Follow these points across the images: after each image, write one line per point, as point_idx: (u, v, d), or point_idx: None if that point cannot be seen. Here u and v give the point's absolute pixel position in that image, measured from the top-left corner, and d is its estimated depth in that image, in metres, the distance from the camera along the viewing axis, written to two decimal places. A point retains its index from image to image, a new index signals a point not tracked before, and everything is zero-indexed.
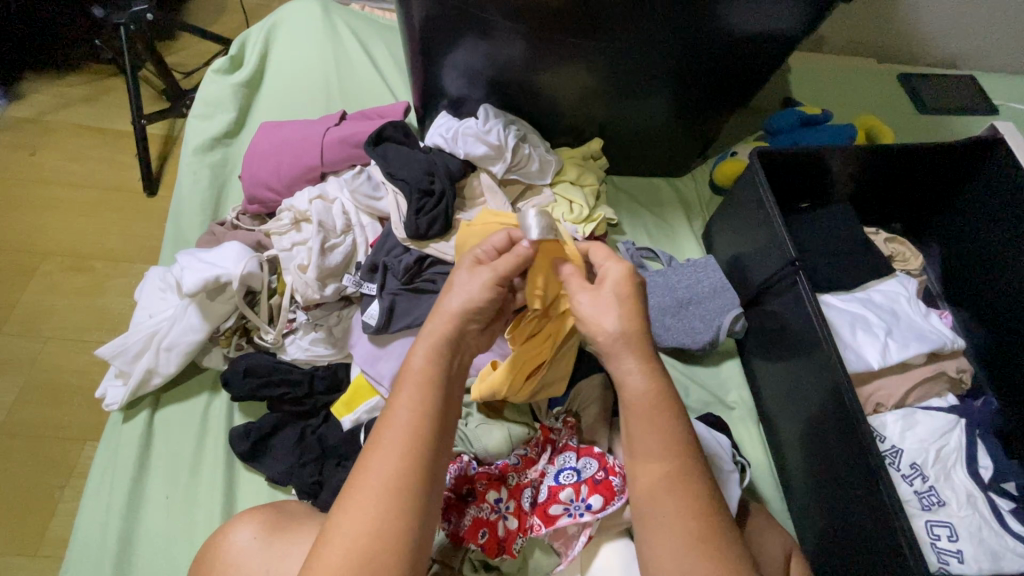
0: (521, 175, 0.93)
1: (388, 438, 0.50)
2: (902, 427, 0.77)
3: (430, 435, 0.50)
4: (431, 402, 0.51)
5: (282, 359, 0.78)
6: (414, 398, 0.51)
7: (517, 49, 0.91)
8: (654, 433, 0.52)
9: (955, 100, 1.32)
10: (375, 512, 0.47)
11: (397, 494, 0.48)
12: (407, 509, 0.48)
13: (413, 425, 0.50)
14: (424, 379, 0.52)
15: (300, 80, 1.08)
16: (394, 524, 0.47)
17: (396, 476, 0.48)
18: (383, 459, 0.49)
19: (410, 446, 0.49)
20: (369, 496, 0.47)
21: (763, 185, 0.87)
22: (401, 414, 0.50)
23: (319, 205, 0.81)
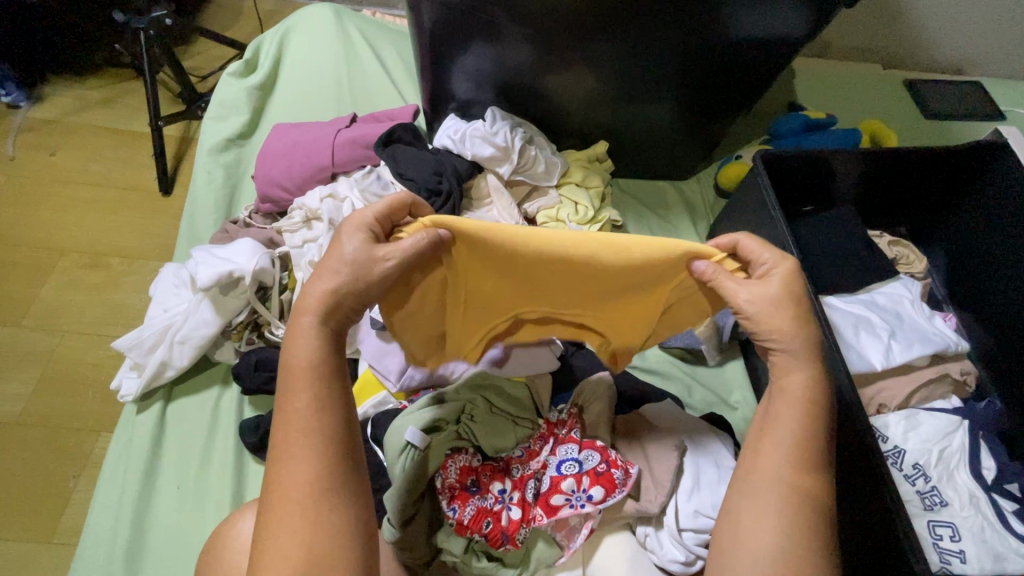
0: (527, 176, 0.95)
1: (290, 446, 0.49)
2: (906, 427, 0.78)
3: (333, 416, 0.51)
4: (329, 392, 0.51)
5: None
6: (311, 393, 0.50)
7: (525, 54, 0.93)
8: (790, 429, 0.54)
9: (962, 106, 1.33)
10: (296, 516, 0.48)
11: (310, 490, 0.48)
12: (321, 503, 0.48)
13: (307, 427, 0.50)
14: (316, 365, 0.51)
15: (313, 84, 1.11)
16: (312, 520, 0.48)
17: (306, 476, 0.49)
18: (297, 462, 0.49)
19: (314, 446, 0.49)
20: (288, 503, 0.48)
21: (766, 187, 0.88)
22: (296, 418, 0.50)
23: (330, 204, 0.83)
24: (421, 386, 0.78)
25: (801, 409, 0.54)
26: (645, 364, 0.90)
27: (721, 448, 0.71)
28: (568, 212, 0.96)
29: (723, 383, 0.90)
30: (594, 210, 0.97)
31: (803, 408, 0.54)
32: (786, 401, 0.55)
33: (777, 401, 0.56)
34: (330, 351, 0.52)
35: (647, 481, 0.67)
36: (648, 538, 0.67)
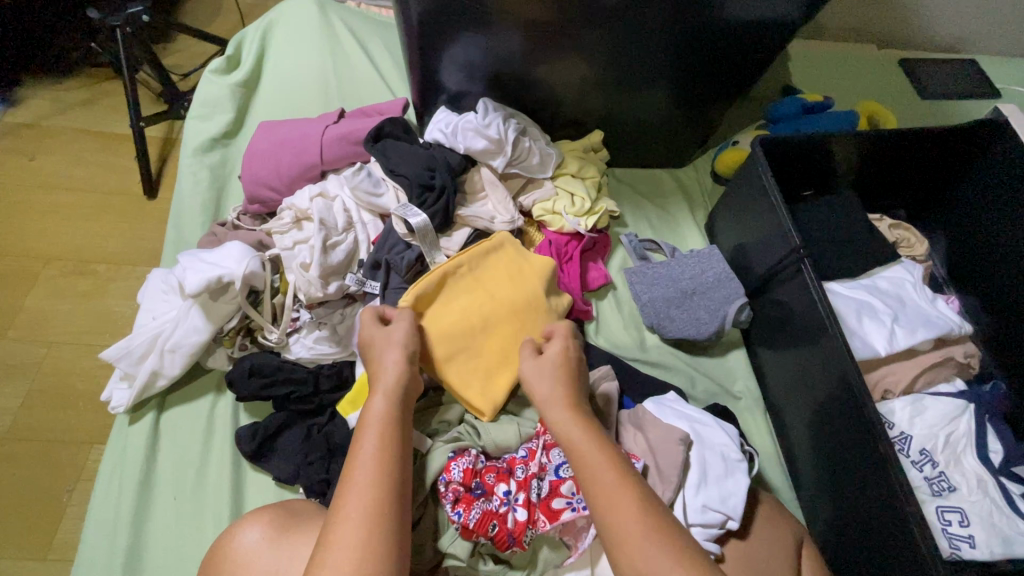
0: (521, 168, 0.93)
1: (354, 486, 0.54)
2: (911, 413, 0.77)
3: (395, 464, 0.56)
4: (393, 442, 0.58)
5: (287, 357, 0.78)
6: (379, 440, 0.57)
7: (517, 43, 0.90)
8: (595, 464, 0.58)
9: (956, 85, 1.32)
10: (356, 534, 0.51)
11: (375, 518, 0.52)
12: (386, 532, 0.52)
13: (380, 457, 0.56)
14: (385, 419, 0.59)
15: (298, 79, 1.08)
16: (372, 546, 0.50)
17: (374, 502, 0.53)
18: (355, 497, 0.53)
19: (382, 478, 0.54)
20: (352, 520, 0.52)
21: (766, 171, 0.86)
22: (368, 456, 0.56)
23: (320, 203, 0.78)
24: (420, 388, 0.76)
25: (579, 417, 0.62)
26: (646, 355, 0.91)
27: (730, 441, 0.70)
28: (564, 205, 0.95)
29: (726, 373, 0.91)
30: (591, 201, 0.95)
31: (575, 421, 0.62)
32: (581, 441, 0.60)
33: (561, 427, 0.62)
34: (401, 407, 0.61)
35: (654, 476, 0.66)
36: None
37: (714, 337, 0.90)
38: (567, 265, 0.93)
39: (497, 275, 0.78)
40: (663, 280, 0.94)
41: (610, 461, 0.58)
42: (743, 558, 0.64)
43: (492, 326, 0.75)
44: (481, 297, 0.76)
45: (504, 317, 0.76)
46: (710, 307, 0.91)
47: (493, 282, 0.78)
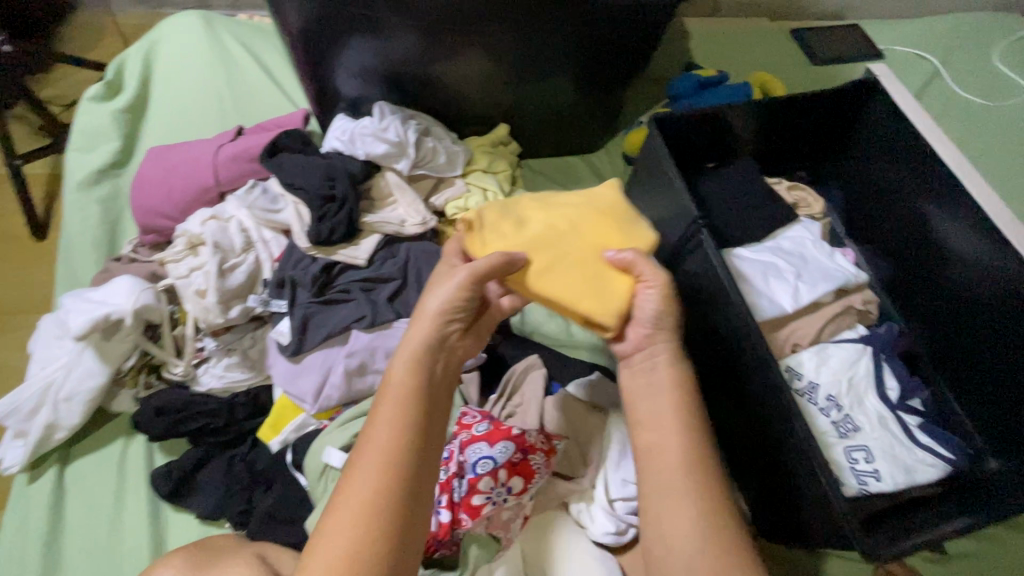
0: (429, 169, 0.93)
1: (366, 460, 0.52)
2: (817, 362, 0.81)
3: (405, 438, 0.54)
4: (409, 413, 0.55)
5: (197, 390, 0.74)
6: (396, 412, 0.55)
7: (407, 43, 0.89)
8: (668, 446, 0.59)
9: (844, 49, 1.40)
10: (351, 517, 0.50)
11: (378, 494, 0.51)
12: (383, 518, 0.50)
13: (393, 439, 0.54)
14: (406, 387, 0.57)
15: (189, 99, 1.03)
16: (364, 533, 0.49)
17: (379, 487, 0.51)
18: (360, 473, 0.52)
19: (389, 462, 0.53)
20: (353, 503, 0.50)
21: (661, 149, 0.89)
22: (388, 427, 0.54)
23: (213, 226, 0.75)
24: (341, 403, 0.74)
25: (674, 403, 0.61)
26: (571, 340, 0.90)
27: None
28: (476, 201, 0.95)
29: None
30: (503, 195, 0.96)
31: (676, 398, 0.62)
32: (659, 420, 0.60)
33: (643, 387, 0.63)
34: (426, 375, 0.58)
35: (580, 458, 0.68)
36: (582, 515, 0.67)
37: (635, 314, 0.92)
38: None
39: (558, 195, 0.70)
40: None
41: (686, 442, 0.59)
42: None
43: (598, 235, 0.66)
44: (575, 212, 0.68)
45: (595, 221, 0.67)
46: None
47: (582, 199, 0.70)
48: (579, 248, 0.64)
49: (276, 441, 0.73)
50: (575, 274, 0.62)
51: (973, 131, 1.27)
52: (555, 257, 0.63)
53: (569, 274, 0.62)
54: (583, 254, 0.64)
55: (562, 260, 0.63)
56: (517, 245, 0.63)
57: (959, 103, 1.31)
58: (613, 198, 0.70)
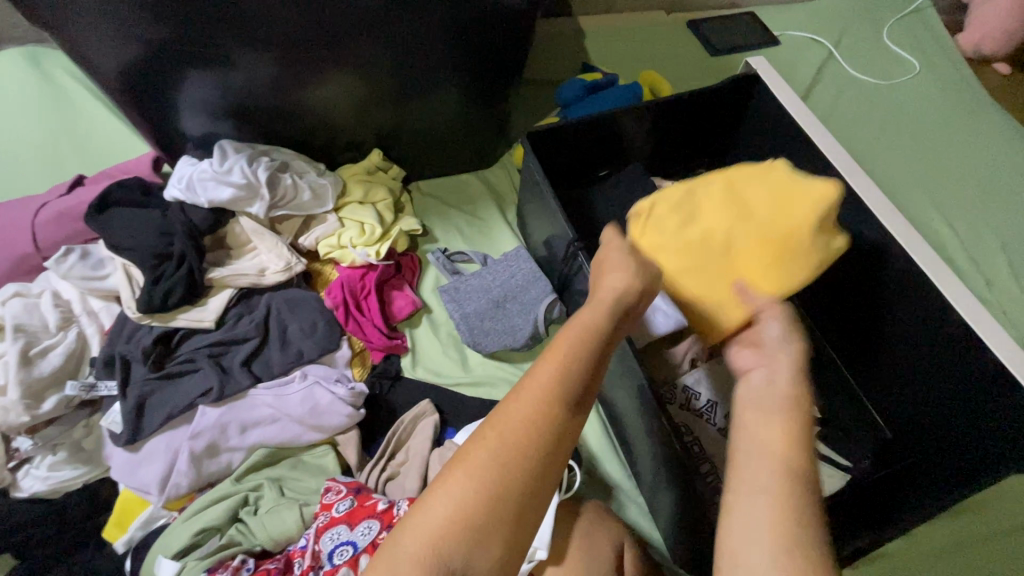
0: (293, 208, 0.84)
1: (521, 404, 0.46)
2: (716, 378, 0.78)
3: (568, 389, 0.47)
4: (588, 361, 0.49)
5: (17, 498, 0.63)
6: (572, 357, 0.48)
7: (249, 74, 0.80)
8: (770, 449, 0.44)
9: (740, 39, 1.39)
10: (467, 486, 0.43)
11: (520, 448, 0.44)
12: (505, 487, 0.43)
13: (548, 396, 0.46)
14: (589, 333, 0.50)
15: (13, 149, 0.91)
16: (479, 508, 0.42)
17: (510, 453, 0.44)
18: (507, 420, 0.45)
19: (528, 426, 0.45)
20: (470, 469, 0.43)
21: (534, 168, 0.85)
22: (553, 372, 0.47)
23: (18, 304, 0.66)
24: (195, 489, 0.65)
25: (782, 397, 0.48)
26: (469, 376, 0.86)
27: None
28: (351, 236, 0.87)
29: None
30: (381, 227, 0.89)
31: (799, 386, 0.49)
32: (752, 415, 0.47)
33: (756, 397, 0.49)
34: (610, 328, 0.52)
35: None
36: None
37: (533, 342, 0.87)
38: (366, 301, 0.85)
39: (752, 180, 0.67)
40: (474, 291, 0.90)
41: (790, 448, 0.44)
42: None
43: (716, 243, 0.63)
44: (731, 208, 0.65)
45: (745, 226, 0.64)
46: (523, 312, 0.87)
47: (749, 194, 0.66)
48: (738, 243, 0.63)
49: (120, 542, 0.64)
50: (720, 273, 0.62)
51: (868, 110, 1.27)
52: (679, 260, 0.62)
53: (697, 275, 0.62)
54: (715, 259, 0.63)
55: (698, 268, 0.62)
56: (667, 242, 0.63)
57: (852, 83, 1.32)
58: (786, 180, 0.65)
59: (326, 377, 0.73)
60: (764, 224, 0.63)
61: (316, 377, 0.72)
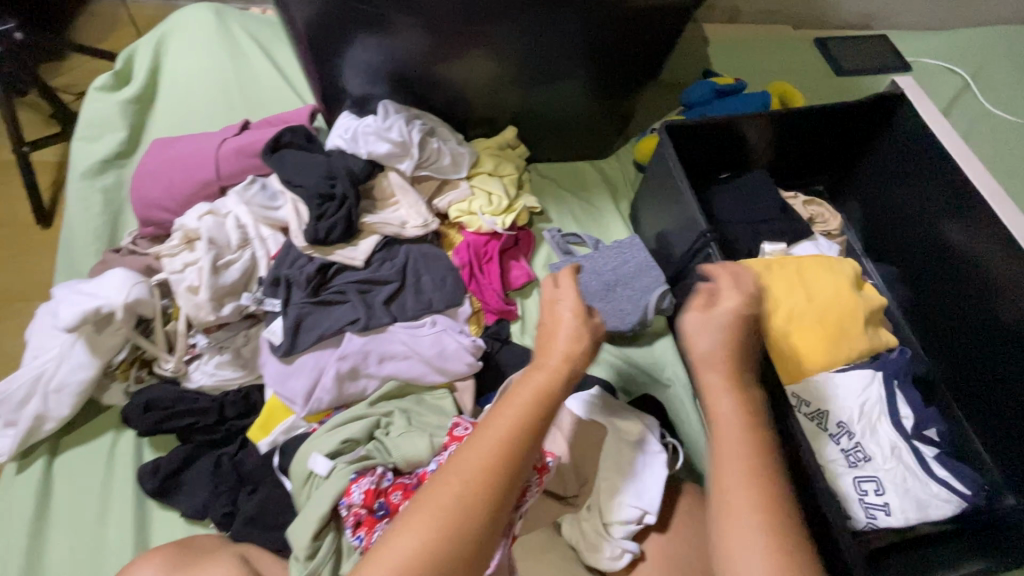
0: (433, 170, 0.91)
1: (462, 462, 0.49)
2: (821, 390, 0.77)
3: (508, 450, 0.50)
4: (526, 425, 0.51)
5: (188, 387, 0.74)
6: (510, 419, 0.51)
7: (414, 42, 0.87)
8: (740, 475, 0.51)
9: (869, 61, 1.36)
10: (431, 525, 0.45)
11: (465, 500, 0.47)
12: (467, 526, 0.46)
13: (507, 444, 0.50)
14: (523, 400, 0.53)
15: (195, 91, 1.02)
16: (445, 549, 0.45)
17: (465, 505, 0.47)
18: (450, 478, 0.48)
19: (487, 474, 0.48)
20: (432, 513, 0.46)
21: (672, 159, 0.87)
22: (494, 436, 0.50)
23: (210, 222, 0.74)
24: (333, 406, 0.73)
25: (742, 429, 0.54)
26: None
27: (649, 430, 0.69)
28: (480, 205, 0.93)
29: (654, 361, 0.91)
30: (508, 199, 0.94)
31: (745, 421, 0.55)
32: (727, 442, 0.53)
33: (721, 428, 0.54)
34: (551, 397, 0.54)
35: (571, 478, 0.68)
36: (575, 533, 0.66)
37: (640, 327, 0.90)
38: (486, 266, 0.91)
39: (819, 269, 0.86)
40: (587, 273, 0.93)
41: (758, 468, 0.51)
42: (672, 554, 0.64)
43: (816, 307, 0.82)
44: (813, 282, 0.85)
45: (832, 298, 0.83)
46: (633, 297, 0.90)
47: (833, 279, 0.85)
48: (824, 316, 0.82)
49: (265, 442, 0.71)
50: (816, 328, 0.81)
51: (1002, 149, 1.22)
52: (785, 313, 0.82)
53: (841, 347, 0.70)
54: (813, 316, 0.82)
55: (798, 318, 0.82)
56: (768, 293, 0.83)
57: (989, 118, 1.26)
58: (849, 272, 0.86)
59: (454, 327, 0.78)
60: (837, 293, 0.83)
61: (445, 325, 0.78)
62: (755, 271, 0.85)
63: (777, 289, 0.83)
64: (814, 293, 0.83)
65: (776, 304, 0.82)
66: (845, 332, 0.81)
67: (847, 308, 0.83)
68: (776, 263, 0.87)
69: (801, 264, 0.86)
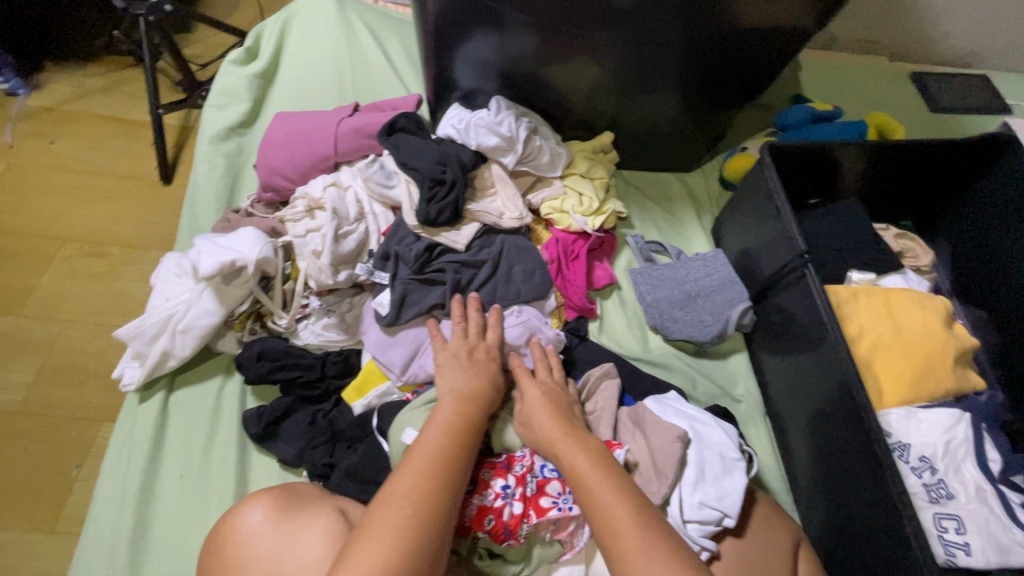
0: (531, 166, 0.94)
1: (396, 489, 0.56)
2: (906, 423, 0.77)
3: (437, 474, 0.57)
4: (453, 452, 0.60)
5: (295, 343, 0.80)
6: (432, 448, 0.59)
7: (529, 43, 0.91)
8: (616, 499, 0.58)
9: (967, 100, 1.33)
10: (386, 545, 0.52)
11: (411, 517, 0.54)
12: (419, 545, 0.53)
13: (432, 468, 0.58)
14: (443, 429, 0.62)
15: (313, 72, 1.09)
16: (402, 566, 0.51)
17: (409, 525, 0.53)
18: (390, 502, 0.55)
19: (423, 498, 0.55)
20: (390, 530, 0.53)
21: (772, 178, 0.88)
22: (420, 462, 0.58)
23: (334, 193, 0.81)
24: (426, 379, 0.77)
25: (592, 461, 0.62)
26: (649, 355, 0.92)
27: (728, 440, 0.73)
28: (572, 204, 0.96)
29: (728, 376, 0.92)
30: (599, 201, 0.96)
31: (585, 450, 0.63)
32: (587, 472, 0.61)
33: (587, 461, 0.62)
34: (462, 428, 0.63)
35: (649, 473, 0.70)
36: None
37: (717, 340, 0.91)
38: (573, 263, 0.94)
39: (907, 303, 0.85)
40: (668, 281, 0.95)
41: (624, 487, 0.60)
42: (743, 559, 0.68)
43: (905, 342, 0.82)
44: (901, 314, 0.84)
45: (921, 333, 0.82)
46: (714, 310, 0.91)
47: (921, 314, 0.84)
48: (911, 349, 0.81)
49: (359, 404, 0.76)
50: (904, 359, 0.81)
51: None
52: (873, 342, 0.82)
53: None
54: (900, 348, 0.81)
55: (885, 347, 0.82)
56: (854, 320, 0.84)
57: None
58: (939, 310, 0.85)
59: (540, 320, 0.82)
60: (927, 329, 0.83)
61: (531, 316, 0.82)
62: (841, 298, 0.85)
63: (863, 319, 0.84)
64: (902, 326, 0.83)
65: (864, 332, 0.83)
66: (932, 366, 0.80)
67: (936, 343, 0.82)
68: (863, 293, 0.86)
69: (890, 296, 0.86)
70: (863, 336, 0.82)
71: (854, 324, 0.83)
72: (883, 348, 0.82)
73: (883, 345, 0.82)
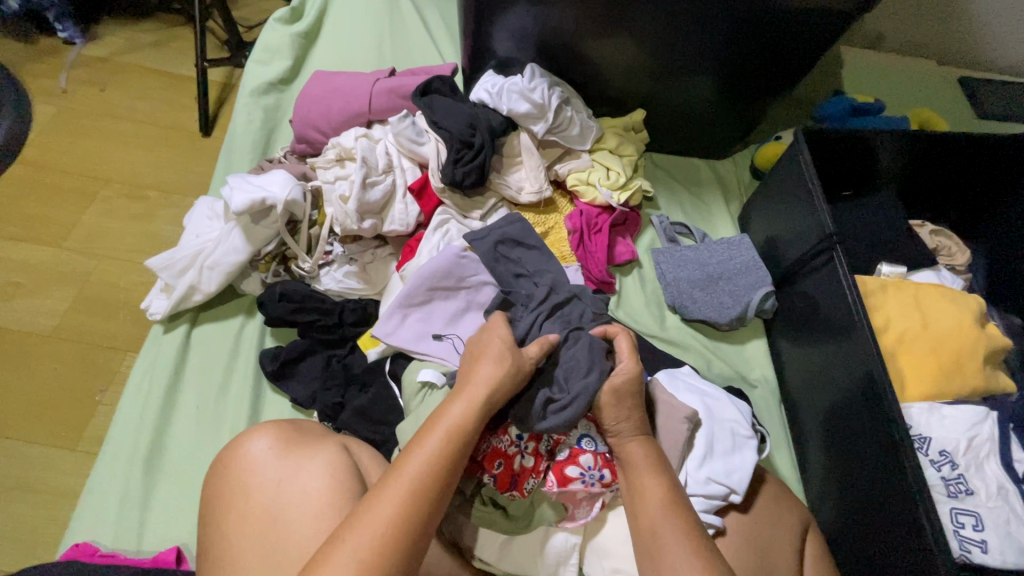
0: (561, 137, 0.94)
1: (394, 483, 0.50)
2: (929, 417, 0.74)
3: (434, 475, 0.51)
4: (456, 452, 0.53)
5: (316, 288, 0.82)
6: (439, 448, 0.52)
7: (567, 15, 0.91)
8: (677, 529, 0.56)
9: (1016, 108, 1.29)
10: (391, 515, 0.48)
11: (398, 521, 0.48)
12: (398, 550, 0.47)
13: (430, 471, 0.51)
14: (454, 425, 0.54)
15: (354, 36, 1.11)
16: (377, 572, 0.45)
17: (394, 529, 0.47)
18: (384, 499, 0.49)
19: (409, 507, 0.49)
20: (378, 531, 0.47)
21: (807, 162, 0.86)
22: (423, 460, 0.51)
23: (364, 143, 0.83)
24: None
25: (662, 501, 0.58)
26: (665, 333, 0.91)
27: (741, 418, 0.73)
28: (599, 176, 0.96)
29: (744, 360, 0.91)
30: (626, 176, 0.96)
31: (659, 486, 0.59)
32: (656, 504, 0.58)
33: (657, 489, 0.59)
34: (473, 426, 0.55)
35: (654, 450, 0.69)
36: None
37: (736, 323, 0.90)
38: (595, 236, 0.94)
39: (942, 298, 0.82)
40: (690, 261, 0.94)
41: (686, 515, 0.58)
42: (749, 532, 0.66)
43: (938, 337, 0.79)
44: (933, 309, 0.81)
45: (955, 329, 0.79)
46: (735, 292, 0.90)
47: (956, 310, 0.81)
48: (943, 345, 0.78)
49: (374, 351, 0.76)
50: (934, 354, 0.78)
51: None
52: (901, 334, 0.79)
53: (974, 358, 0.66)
54: (931, 343, 0.79)
55: (914, 341, 0.79)
56: (883, 311, 0.81)
57: None
58: (976, 307, 0.82)
59: (592, 354, 0.63)
60: (963, 325, 0.79)
61: (582, 354, 0.63)
62: (871, 289, 0.83)
63: (893, 310, 0.81)
64: (932, 320, 0.80)
65: (893, 323, 0.80)
66: (962, 363, 0.78)
67: (972, 341, 0.78)
68: (893, 286, 0.84)
69: (921, 290, 0.83)
70: (892, 328, 0.80)
71: (883, 314, 0.81)
72: (911, 341, 0.79)
73: (911, 339, 0.79)
